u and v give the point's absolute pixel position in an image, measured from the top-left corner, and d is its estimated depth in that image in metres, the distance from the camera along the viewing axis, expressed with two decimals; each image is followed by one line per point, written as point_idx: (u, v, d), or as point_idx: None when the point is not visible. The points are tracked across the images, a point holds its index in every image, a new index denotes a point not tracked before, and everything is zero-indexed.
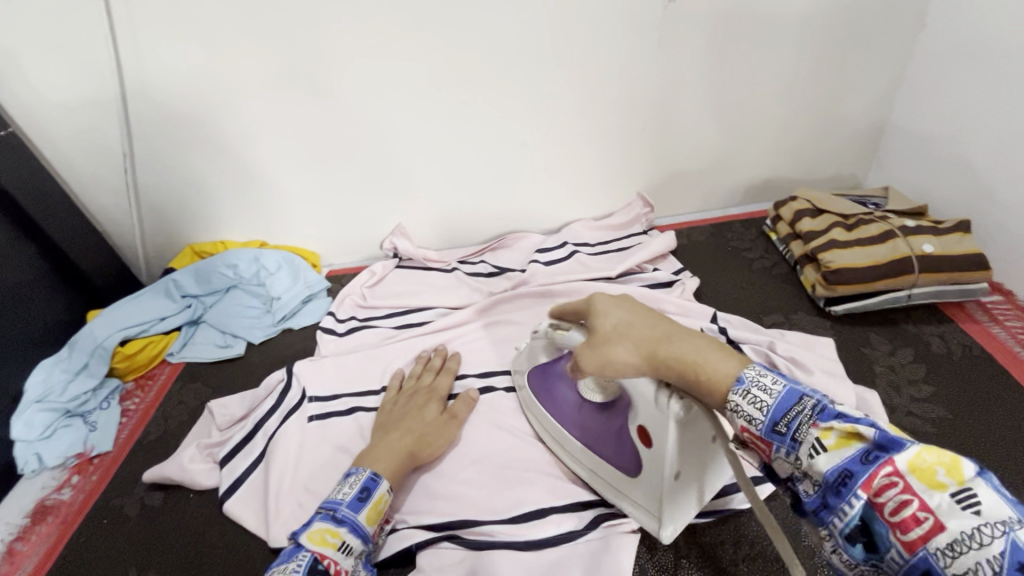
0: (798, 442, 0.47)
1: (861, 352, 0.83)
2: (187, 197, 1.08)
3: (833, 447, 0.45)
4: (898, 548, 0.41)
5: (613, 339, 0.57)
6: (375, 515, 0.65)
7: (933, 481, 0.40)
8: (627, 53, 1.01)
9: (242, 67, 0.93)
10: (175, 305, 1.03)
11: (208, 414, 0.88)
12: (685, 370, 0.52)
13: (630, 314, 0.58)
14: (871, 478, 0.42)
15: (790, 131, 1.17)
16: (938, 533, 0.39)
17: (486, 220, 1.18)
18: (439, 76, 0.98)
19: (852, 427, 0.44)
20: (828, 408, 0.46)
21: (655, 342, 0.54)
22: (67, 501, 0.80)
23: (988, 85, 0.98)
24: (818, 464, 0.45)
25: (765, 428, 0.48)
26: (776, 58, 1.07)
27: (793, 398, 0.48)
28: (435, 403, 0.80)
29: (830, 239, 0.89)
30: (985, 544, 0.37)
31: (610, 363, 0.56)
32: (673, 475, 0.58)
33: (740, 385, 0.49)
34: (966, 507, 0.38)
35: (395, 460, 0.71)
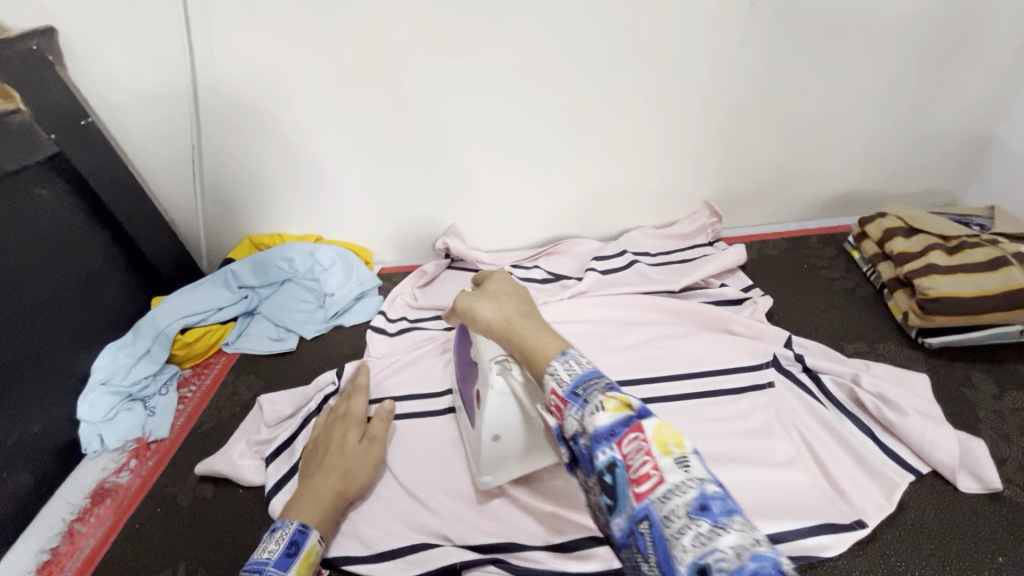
0: (586, 402, 0.44)
1: (962, 392, 0.74)
2: (249, 190, 1.09)
3: (610, 408, 0.43)
4: (631, 500, 0.40)
5: (487, 300, 0.63)
6: (306, 570, 0.61)
7: (665, 449, 0.41)
8: (705, 52, 0.94)
9: (309, 61, 0.92)
10: (232, 296, 1.05)
11: (258, 410, 0.88)
12: (521, 339, 0.55)
13: (508, 291, 0.64)
14: (625, 437, 0.41)
15: (880, 140, 1.08)
16: (659, 487, 0.39)
17: (543, 223, 1.14)
18: (505, 73, 0.94)
19: (626, 397, 0.44)
20: (615, 384, 0.46)
21: (517, 313, 0.59)
22: (124, 485, 0.82)
23: None
24: (593, 421, 0.43)
25: (562, 390, 0.46)
26: (871, 59, 0.97)
27: (592, 372, 0.47)
28: (353, 430, 0.75)
29: (927, 263, 0.80)
30: (685, 496, 0.38)
31: (472, 313, 0.62)
32: (491, 437, 0.67)
33: (563, 358, 0.49)
34: (683, 468, 0.40)
35: (323, 508, 0.66)
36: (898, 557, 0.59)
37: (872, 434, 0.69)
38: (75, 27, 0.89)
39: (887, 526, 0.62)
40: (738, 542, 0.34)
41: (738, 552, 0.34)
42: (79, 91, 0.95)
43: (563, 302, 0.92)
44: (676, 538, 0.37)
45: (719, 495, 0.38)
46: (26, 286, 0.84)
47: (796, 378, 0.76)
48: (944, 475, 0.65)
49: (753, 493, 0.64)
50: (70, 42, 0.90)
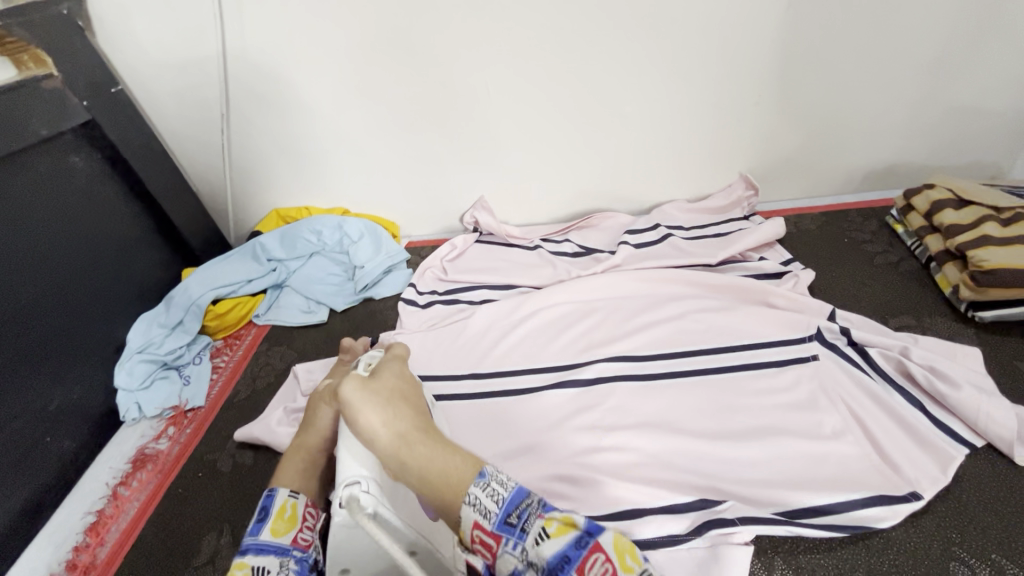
0: (526, 532, 0.45)
1: (1015, 366, 0.72)
2: (277, 161, 1.08)
3: (555, 531, 0.44)
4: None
5: (375, 406, 0.50)
6: (285, 525, 0.58)
7: (623, 561, 0.43)
8: (749, 18, 0.91)
9: (341, 28, 0.90)
10: (261, 269, 1.04)
11: (293, 379, 0.89)
12: (421, 467, 0.48)
13: (398, 392, 0.54)
14: (584, 560, 0.43)
15: (927, 110, 1.03)
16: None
17: (573, 197, 1.12)
18: (540, 40, 0.91)
19: (569, 516, 0.45)
20: (548, 502, 0.48)
21: (414, 429, 0.50)
22: (164, 451, 0.83)
23: None
24: (542, 551, 0.44)
25: (494, 521, 0.46)
26: (921, 26, 0.93)
27: (520, 492, 0.47)
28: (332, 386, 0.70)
29: (982, 235, 0.77)
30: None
31: (358, 424, 0.49)
32: (340, 570, 0.53)
33: (482, 480, 0.48)
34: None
35: (296, 469, 0.65)
36: (954, 529, 0.59)
37: (921, 406, 0.67)
38: None
39: (940, 497, 0.61)
40: None
41: None
42: (108, 59, 0.94)
43: (598, 275, 0.91)
44: None
45: None
46: (63, 255, 0.84)
47: (841, 351, 0.75)
48: (1000, 449, 0.64)
49: (802, 466, 0.63)
50: (98, 7, 0.88)
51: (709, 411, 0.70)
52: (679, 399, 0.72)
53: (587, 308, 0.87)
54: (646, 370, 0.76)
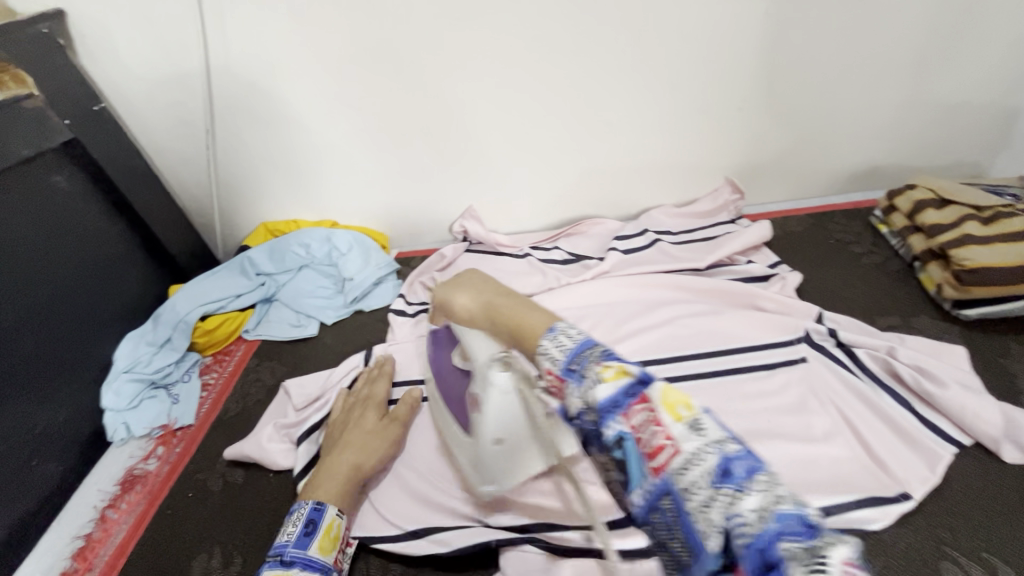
0: (584, 377, 0.41)
1: (1001, 363, 0.73)
2: (263, 175, 1.08)
3: (609, 377, 0.40)
4: (645, 478, 0.38)
5: (466, 289, 0.61)
6: (330, 544, 0.61)
7: (675, 413, 0.38)
8: (728, 24, 0.92)
9: (325, 41, 0.90)
10: (250, 283, 1.04)
11: (284, 394, 0.88)
12: (509, 318, 0.53)
13: (486, 277, 0.62)
14: (632, 410, 0.39)
15: (907, 111, 1.04)
16: (676, 459, 0.37)
17: (561, 204, 1.13)
18: (524, 50, 0.92)
19: (624, 364, 0.41)
20: (611, 350, 0.43)
21: (496, 296, 0.57)
22: (153, 472, 0.82)
23: None
24: (595, 394, 0.40)
25: (559, 367, 0.43)
26: (895, 29, 0.94)
27: (586, 342, 0.44)
28: (373, 411, 0.76)
29: (963, 234, 0.78)
30: (704, 464, 0.36)
31: (455, 305, 0.61)
32: (492, 440, 0.56)
33: (550, 333, 0.46)
34: (698, 433, 0.37)
35: (337, 483, 0.67)
36: (944, 528, 0.59)
37: (909, 406, 0.68)
38: (84, 10, 0.87)
39: (929, 497, 0.62)
40: (762, 505, 0.33)
41: (762, 514, 0.33)
42: (90, 75, 0.93)
43: (587, 282, 0.91)
44: (700, 512, 0.35)
45: (739, 455, 0.36)
46: (47, 275, 0.83)
47: (829, 352, 0.75)
48: (987, 446, 0.65)
49: (796, 470, 0.63)
50: (79, 23, 0.88)
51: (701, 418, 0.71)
52: None
53: (577, 316, 0.87)
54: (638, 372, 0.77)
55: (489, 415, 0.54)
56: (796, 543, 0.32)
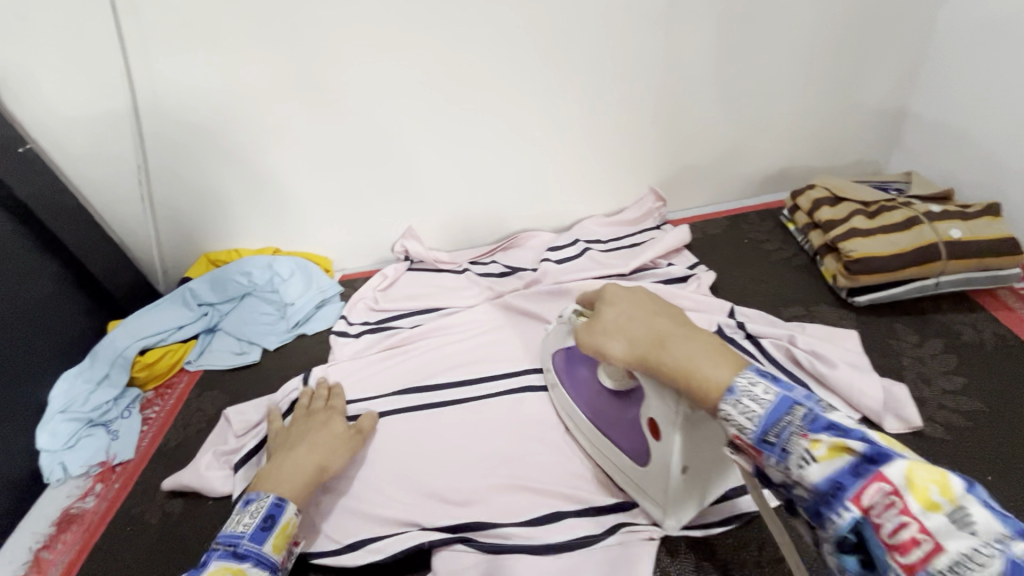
0: (788, 451, 0.44)
1: (889, 344, 0.82)
2: (200, 207, 1.09)
3: (825, 458, 0.42)
4: (897, 570, 0.39)
5: (613, 333, 0.59)
6: (282, 542, 0.62)
7: (926, 500, 0.39)
8: (633, 45, 0.98)
9: (249, 75, 0.93)
10: (192, 314, 1.05)
11: (224, 421, 0.89)
12: (677, 367, 0.51)
13: (632, 312, 0.59)
14: (863, 495, 0.40)
15: (807, 118, 1.13)
16: (937, 554, 0.37)
17: (497, 219, 1.17)
18: (444, 77, 0.97)
19: (842, 441, 0.42)
20: (818, 417, 0.44)
21: (653, 343, 0.55)
22: (91, 509, 0.82)
23: (1005, 61, 0.93)
24: (809, 474, 0.43)
25: (754, 439, 0.46)
26: (786, 44, 1.03)
27: (783, 405, 0.45)
28: (339, 420, 0.78)
29: (850, 228, 0.87)
30: (979, 565, 0.36)
31: (604, 352, 0.59)
32: (680, 470, 0.60)
33: (731, 395, 0.47)
34: (959, 525, 0.38)
35: (297, 479, 0.67)
36: None
37: (807, 388, 0.74)
38: (3, 54, 0.88)
39: None
40: None
41: None
42: (15, 118, 0.93)
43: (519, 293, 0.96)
44: None
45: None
46: None
47: (739, 344, 0.80)
48: (873, 419, 0.72)
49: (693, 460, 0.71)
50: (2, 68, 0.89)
51: None
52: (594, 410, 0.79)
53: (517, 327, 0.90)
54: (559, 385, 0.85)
55: (678, 447, 0.58)
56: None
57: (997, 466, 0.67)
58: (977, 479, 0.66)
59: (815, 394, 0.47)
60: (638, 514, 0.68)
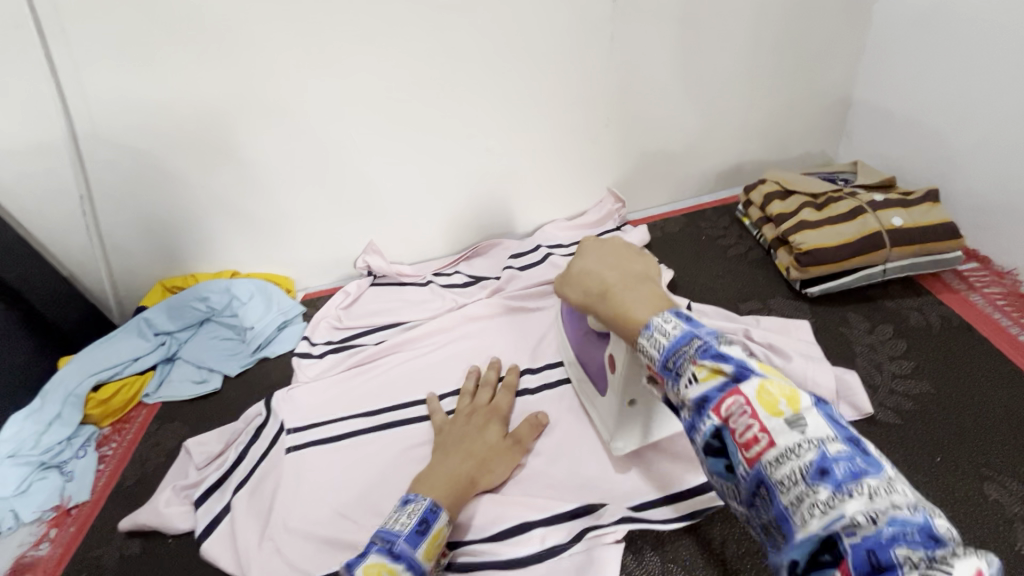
0: (680, 375, 0.44)
1: (842, 332, 0.84)
2: (150, 233, 1.06)
3: (704, 377, 0.43)
4: (742, 464, 0.40)
5: (574, 282, 0.63)
6: (432, 552, 0.58)
7: (774, 409, 0.40)
8: (579, 51, 0.99)
9: (191, 96, 0.91)
10: (148, 345, 1.01)
11: (184, 454, 0.87)
12: (616, 309, 0.54)
13: (598, 262, 0.62)
14: (722, 403, 0.41)
15: (756, 113, 1.15)
16: (771, 450, 0.39)
17: (458, 229, 1.16)
18: (392, 90, 0.96)
19: (718, 363, 0.43)
20: (711, 344, 0.44)
21: (606, 290, 0.57)
22: (45, 556, 0.79)
23: (932, 50, 0.96)
24: (690, 392, 0.43)
25: (657, 364, 0.46)
26: (730, 42, 1.04)
27: (684, 337, 0.46)
28: (497, 424, 0.76)
29: (800, 220, 0.90)
30: (804, 460, 0.38)
31: (565, 297, 0.64)
32: (628, 402, 0.68)
33: (646, 331, 0.48)
34: (798, 430, 0.39)
35: (449, 485, 0.65)
36: None
37: None
38: None
39: None
40: (868, 510, 0.35)
41: (872, 517, 0.35)
42: None
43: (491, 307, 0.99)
44: (795, 506, 0.37)
45: (843, 458, 0.37)
46: None
47: None
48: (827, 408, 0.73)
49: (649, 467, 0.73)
50: None
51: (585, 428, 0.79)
52: (557, 418, 0.81)
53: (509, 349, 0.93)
54: (521, 394, 0.85)
55: (622, 379, 0.67)
56: (913, 552, 0.33)
57: (945, 444, 0.70)
58: (926, 460, 0.68)
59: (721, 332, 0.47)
60: (605, 517, 0.68)
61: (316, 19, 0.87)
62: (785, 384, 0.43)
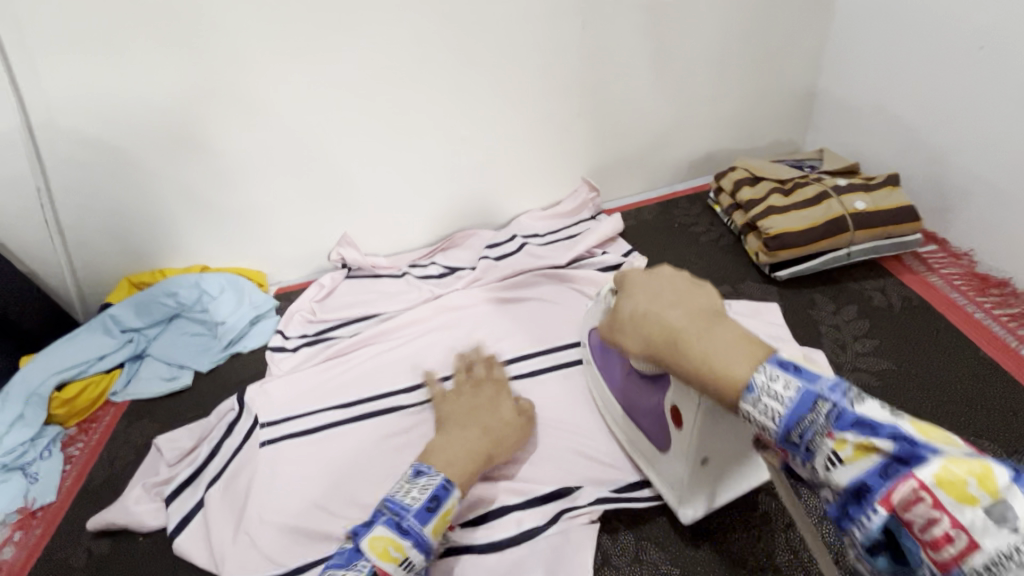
0: (812, 451, 0.43)
1: (809, 314, 0.87)
2: (113, 228, 1.02)
3: (851, 459, 0.41)
4: (930, 564, 0.38)
5: (629, 327, 0.55)
6: (442, 526, 0.59)
7: (965, 496, 0.36)
8: (550, 40, 0.99)
9: (152, 85, 0.89)
10: (115, 342, 0.99)
11: (155, 451, 0.85)
12: (703, 365, 0.48)
13: (653, 298, 0.54)
14: (889, 491, 0.39)
15: (726, 102, 1.16)
16: (972, 552, 0.36)
17: (433, 221, 1.16)
18: (362, 79, 0.95)
19: (867, 439, 0.40)
20: (845, 412, 0.42)
21: (678, 336, 0.51)
22: (9, 560, 0.76)
23: (892, 40, 0.99)
24: (837, 476, 0.41)
25: (779, 440, 0.45)
26: (699, 32, 1.06)
27: (807, 400, 0.43)
28: (506, 398, 0.76)
29: (768, 206, 0.92)
30: (1021, 561, 0.34)
31: (621, 344, 0.56)
32: (701, 461, 0.61)
33: (750, 394, 0.45)
34: (997, 520, 0.35)
35: (467, 463, 0.65)
36: None
37: None
38: None
39: None
40: None
41: None
42: None
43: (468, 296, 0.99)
44: None
45: None
46: None
47: None
48: None
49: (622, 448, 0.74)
50: None
51: (562, 414, 0.79)
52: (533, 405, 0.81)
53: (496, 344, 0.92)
54: None
55: (699, 441, 0.59)
56: None
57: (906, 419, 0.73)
58: None
59: (844, 382, 0.44)
60: (582, 498, 0.69)
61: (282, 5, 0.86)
62: (960, 451, 0.39)
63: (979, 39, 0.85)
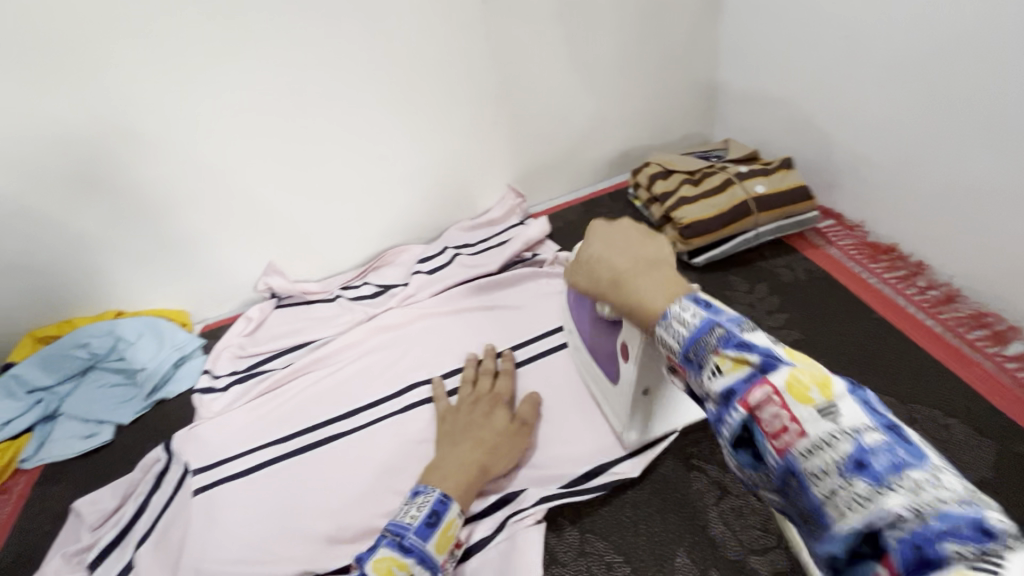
0: (700, 367, 0.43)
1: (727, 296, 0.93)
2: (9, 281, 0.95)
3: (729, 369, 0.41)
4: (770, 454, 0.38)
5: (584, 262, 0.60)
6: (445, 541, 0.60)
7: (806, 398, 0.37)
8: (459, 54, 1.01)
9: (37, 128, 0.83)
10: (21, 405, 0.92)
11: (75, 517, 0.79)
12: (638, 298, 0.51)
13: (610, 241, 0.59)
14: (750, 394, 0.39)
15: (637, 101, 1.22)
16: (802, 441, 0.36)
17: (361, 240, 1.14)
18: (269, 105, 0.93)
19: (743, 353, 0.41)
20: (732, 334, 0.42)
21: (617, 275, 0.55)
22: None
23: (775, 37, 1.07)
24: (715, 384, 0.42)
25: (678, 356, 0.46)
26: (602, 39, 1.10)
27: (705, 325, 0.44)
28: (503, 410, 0.76)
29: (680, 197, 0.97)
30: (838, 450, 0.35)
31: (578, 285, 0.61)
32: (643, 391, 0.66)
33: (664, 320, 0.47)
34: (831, 418, 0.36)
35: (461, 475, 0.66)
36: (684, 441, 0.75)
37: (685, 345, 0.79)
38: None
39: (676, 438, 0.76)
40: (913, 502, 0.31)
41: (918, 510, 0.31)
42: None
43: (405, 312, 0.98)
44: (827, 494, 0.35)
45: (882, 448, 0.34)
46: None
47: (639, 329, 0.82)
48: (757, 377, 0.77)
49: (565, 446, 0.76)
50: None
51: None
52: None
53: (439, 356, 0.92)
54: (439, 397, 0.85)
55: (639, 374, 0.64)
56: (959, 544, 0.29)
57: None
58: None
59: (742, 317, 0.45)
60: (527, 500, 0.70)
61: (174, 36, 0.83)
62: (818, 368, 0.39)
63: (845, 30, 0.93)
